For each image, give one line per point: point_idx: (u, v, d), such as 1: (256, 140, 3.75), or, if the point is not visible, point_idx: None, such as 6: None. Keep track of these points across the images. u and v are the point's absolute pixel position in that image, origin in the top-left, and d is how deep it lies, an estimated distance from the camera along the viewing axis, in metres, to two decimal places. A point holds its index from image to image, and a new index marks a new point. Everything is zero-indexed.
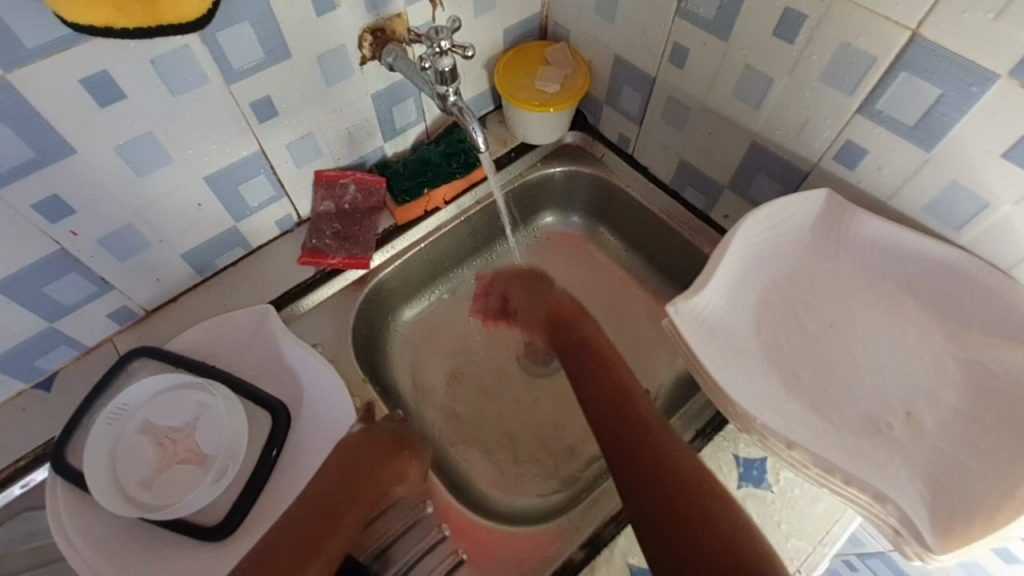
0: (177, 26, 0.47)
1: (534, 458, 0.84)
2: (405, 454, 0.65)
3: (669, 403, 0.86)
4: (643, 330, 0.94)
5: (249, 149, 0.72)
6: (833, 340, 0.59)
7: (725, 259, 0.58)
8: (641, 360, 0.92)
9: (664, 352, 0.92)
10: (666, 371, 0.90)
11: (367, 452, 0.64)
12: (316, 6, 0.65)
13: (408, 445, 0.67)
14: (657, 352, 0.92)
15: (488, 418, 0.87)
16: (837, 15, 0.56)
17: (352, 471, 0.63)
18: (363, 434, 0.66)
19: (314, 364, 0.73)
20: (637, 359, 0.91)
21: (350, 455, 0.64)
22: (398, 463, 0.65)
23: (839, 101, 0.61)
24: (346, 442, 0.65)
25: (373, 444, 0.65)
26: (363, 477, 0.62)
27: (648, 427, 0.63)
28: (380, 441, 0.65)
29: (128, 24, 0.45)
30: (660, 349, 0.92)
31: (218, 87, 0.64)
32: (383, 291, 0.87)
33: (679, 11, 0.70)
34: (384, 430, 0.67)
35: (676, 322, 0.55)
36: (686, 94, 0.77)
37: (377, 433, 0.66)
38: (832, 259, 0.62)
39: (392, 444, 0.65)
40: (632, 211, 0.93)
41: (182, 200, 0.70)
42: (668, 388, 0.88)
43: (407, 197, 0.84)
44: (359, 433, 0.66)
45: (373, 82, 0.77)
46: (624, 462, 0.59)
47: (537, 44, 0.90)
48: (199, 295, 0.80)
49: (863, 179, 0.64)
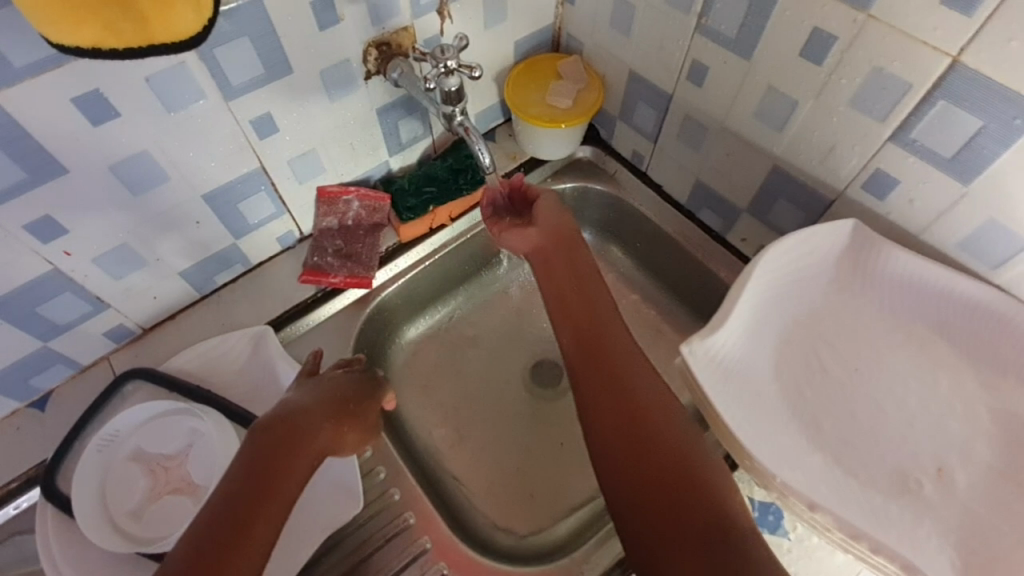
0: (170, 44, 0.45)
1: (536, 483, 0.81)
2: (349, 410, 0.62)
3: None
4: (658, 355, 0.91)
5: (249, 166, 0.69)
6: (859, 386, 0.55)
7: (746, 294, 0.54)
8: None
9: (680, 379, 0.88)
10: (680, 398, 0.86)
11: (310, 408, 0.60)
12: (318, 20, 0.62)
13: (353, 400, 0.63)
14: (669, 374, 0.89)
15: (489, 443, 0.84)
16: (870, 37, 0.52)
17: (292, 425, 0.57)
18: (301, 398, 0.61)
19: None
20: None
21: (287, 413, 0.58)
22: (339, 418, 0.61)
23: (869, 126, 0.57)
24: (282, 406, 0.59)
25: (312, 402, 0.61)
26: (295, 434, 0.56)
27: (617, 364, 0.61)
28: (319, 399, 0.61)
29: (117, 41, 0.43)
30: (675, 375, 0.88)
31: (216, 105, 0.61)
32: (385, 310, 0.85)
33: (699, 28, 0.67)
34: (329, 392, 0.63)
35: (690, 364, 0.51)
36: (705, 113, 0.74)
37: (314, 392, 0.63)
38: (858, 295, 0.58)
39: (330, 400, 0.62)
40: (645, 229, 0.90)
41: (178, 217, 0.68)
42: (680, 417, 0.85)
43: (412, 215, 0.82)
44: (298, 397, 0.61)
45: (379, 97, 0.75)
46: (603, 400, 0.59)
47: (549, 56, 0.87)
48: (197, 312, 0.78)
49: (893, 211, 0.60)
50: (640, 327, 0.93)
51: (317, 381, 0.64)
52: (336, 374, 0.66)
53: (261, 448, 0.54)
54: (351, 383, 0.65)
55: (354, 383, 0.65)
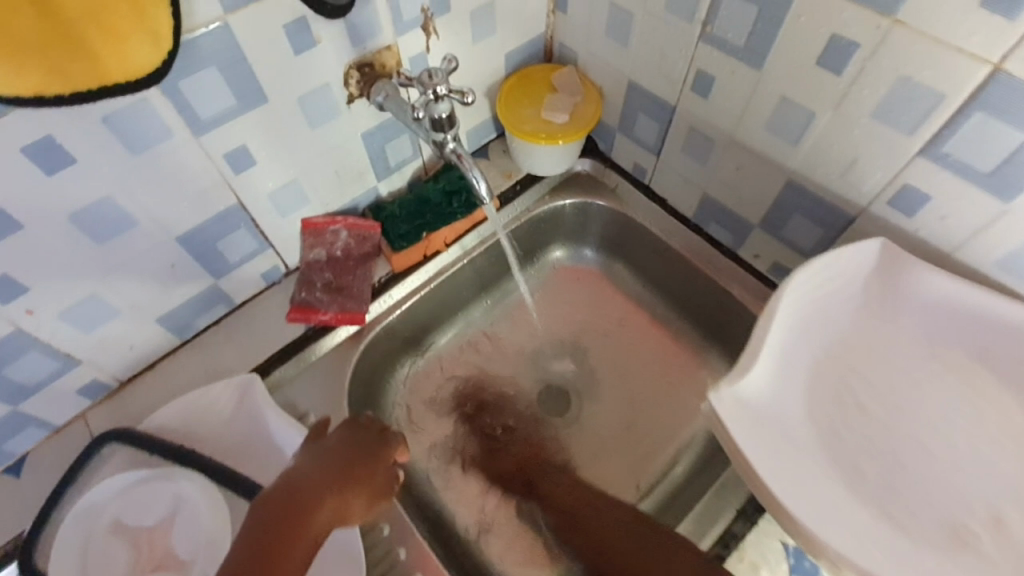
0: (128, 82, 0.44)
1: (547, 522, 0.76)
2: (356, 477, 0.57)
3: (702, 458, 0.79)
4: (669, 378, 0.87)
5: (226, 203, 0.64)
6: (900, 424, 0.50)
7: (773, 332, 0.50)
8: (666, 416, 0.84)
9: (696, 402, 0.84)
10: (694, 424, 0.83)
11: (315, 474, 0.55)
12: (293, 45, 0.57)
13: (359, 463, 0.59)
14: (683, 394, 0.85)
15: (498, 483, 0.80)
16: (895, 45, 0.48)
17: (297, 494, 0.52)
18: (306, 463, 0.57)
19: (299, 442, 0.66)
20: (657, 409, 0.84)
21: (292, 481, 0.53)
22: (342, 485, 0.56)
23: (895, 140, 0.53)
24: (288, 474, 0.55)
25: (317, 467, 0.56)
26: (301, 505, 0.51)
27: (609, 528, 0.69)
28: (320, 466, 0.56)
29: (74, 78, 0.41)
30: (687, 399, 0.85)
31: (186, 142, 0.56)
32: (381, 345, 0.80)
33: (704, 36, 0.62)
34: (335, 457, 0.58)
35: (717, 409, 0.47)
36: (712, 125, 0.69)
37: (314, 456, 0.58)
38: (890, 321, 0.54)
39: (334, 465, 0.57)
40: (649, 244, 0.86)
41: (153, 264, 0.63)
42: (695, 443, 0.81)
43: (404, 243, 0.77)
44: (303, 463, 0.57)
45: (364, 121, 0.70)
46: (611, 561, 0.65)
47: (542, 68, 0.83)
48: (178, 360, 0.73)
49: (923, 227, 0.56)
50: (647, 349, 0.89)
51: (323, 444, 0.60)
52: (342, 434, 0.61)
53: (265, 522, 0.49)
54: (357, 445, 0.61)
55: (362, 443, 0.61)
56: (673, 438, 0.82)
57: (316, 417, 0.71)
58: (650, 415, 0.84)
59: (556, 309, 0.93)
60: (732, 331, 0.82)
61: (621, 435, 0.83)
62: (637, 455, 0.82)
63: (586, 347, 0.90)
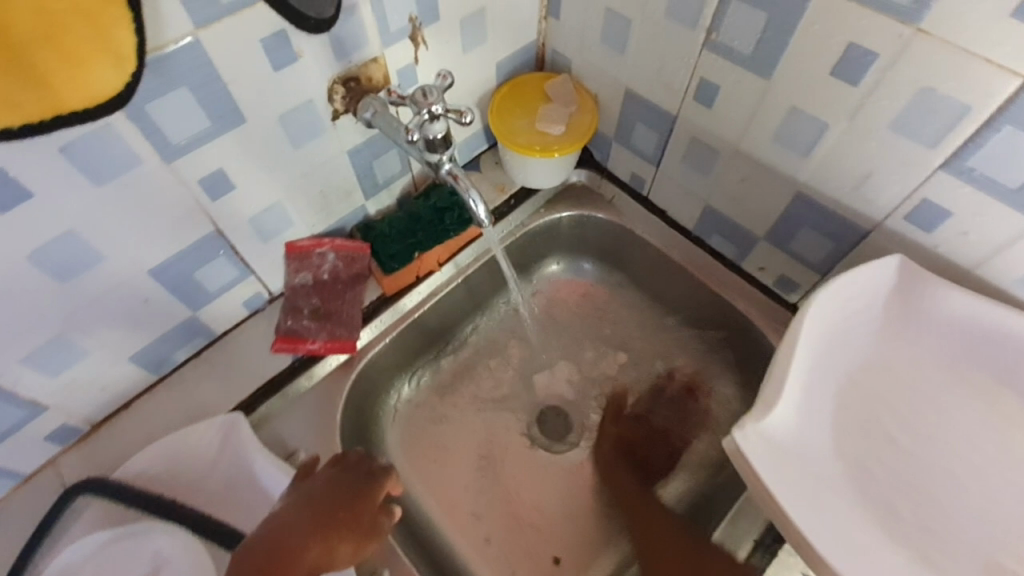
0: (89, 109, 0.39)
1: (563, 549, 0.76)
2: (343, 520, 0.53)
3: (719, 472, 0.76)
4: (678, 392, 0.83)
5: (202, 232, 0.59)
6: (930, 457, 0.49)
7: (796, 362, 0.48)
8: (677, 431, 0.81)
9: (709, 413, 0.81)
10: (707, 439, 0.80)
11: (296, 522, 0.51)
12: (272, 60, 0.53)
13: (343, 507, 0.54)
14: (695, 407, 0.82)
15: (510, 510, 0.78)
16: (918, 54, 0.46)
17: (274, 549, 0.48)
18: (290, 507, 0.53)
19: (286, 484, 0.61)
20: (668, 426, 0.81)
21: (271, 532, 0.50)
22: (328, 532, 0.52)
23: (914, 153, 0.51)
24: (270, 520, 0.52)
25: (300, 511, 0.52)
26: (278, 561, 0.48)
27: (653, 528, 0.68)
28: (304, 510, 0.53)
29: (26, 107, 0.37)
30: (697, 414, 0.82)
31: (156, 169, 0.52)
32: (374, 372, 0.76)
33: (708, 44, 0.59)
34: (321, 498, 0.54)
35: (742, 447, 0.45)
36: (716, 136, 0.66)
37: (297, 500, 0.54)
38: (911, 342, 0.52)
39: (316, 512, 0.53)
40: (649, 257, 0.83)
41: (124, 299, 0.58)
42: (710, 457, 0.78)
43: (395, 264, 0.73)
44: (287, 506, 0.53)
45: (350, 138, 0.66)
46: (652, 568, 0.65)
47: (534, 76, 0.79)
48: (155, 397, 0.68)
49: (942, 243, 0.54)
50: (654, 361, 0.86)
51: (311, 482, 0.56)
52: (331, 471, 0.57)
53: None
54: (347, 482, 0.57)
55: (353, 480, 0.57)
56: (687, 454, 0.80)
57: (307, 455, 0.67)
58: (661, 432, 0.81)
59: (557, 325, 0.90)
60: (743, 349, 0.79)
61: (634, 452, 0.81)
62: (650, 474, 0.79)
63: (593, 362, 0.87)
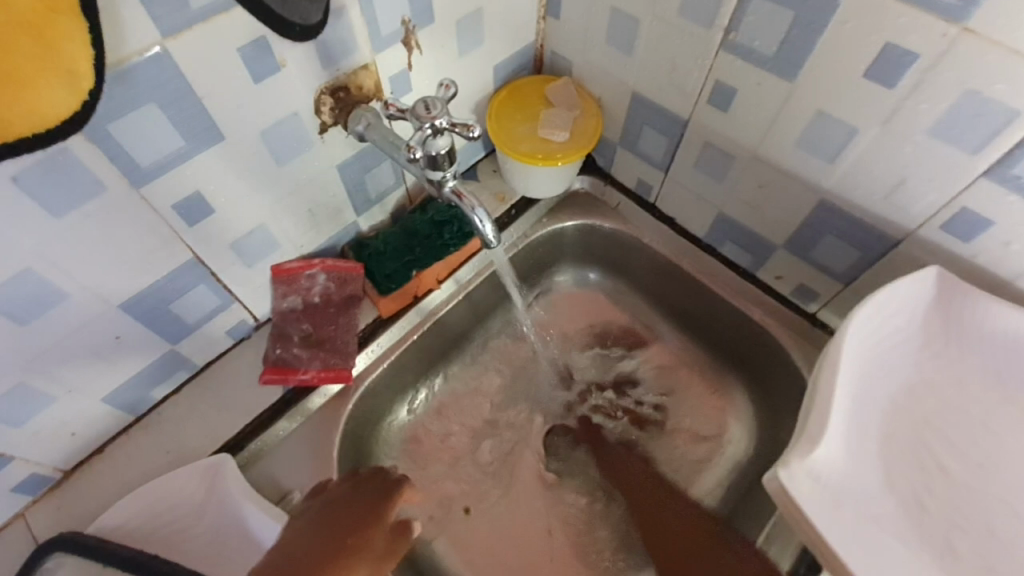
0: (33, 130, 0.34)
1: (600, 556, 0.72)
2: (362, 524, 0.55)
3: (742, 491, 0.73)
4: (692, 392, 0.81)
5: (179, 260, 0.54)
6: (986, 487, 0.45)
7: (838, 390, 0.45)
8: (701, 428, 0.79)
9: (728, 399, 0.79)
10: (729, 428, 0.78)
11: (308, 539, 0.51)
12: (251, 71, 0.47)
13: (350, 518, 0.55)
14: (713, 412, 0.79)
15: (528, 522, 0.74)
16: (962, 55, 0.42)
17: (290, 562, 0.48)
18: (299, 529, 0.54)
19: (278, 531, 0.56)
20: (683, 428, 0.79)
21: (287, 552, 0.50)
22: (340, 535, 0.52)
23: (953, 159, 0.47)
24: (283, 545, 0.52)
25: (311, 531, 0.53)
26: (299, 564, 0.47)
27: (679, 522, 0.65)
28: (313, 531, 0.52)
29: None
30: (713, 404, 0.80)
31: (124, 195, 0.46)
32: (372, 399, 0.71)
33: (725, 44, 0.55)
34: (332, 510, 0.56)
35: (789, 488, 0.41)
36: (732, 141, 0.62)
37: (309, 521, 0.55)
38: (954, 360, 0.49)
39: (322, 533, 0.52)
40: (658, 265, 0.79)
41: (94, 337, 0.52)
42: (743, 449, 0.76)
43: (392, 284, 0.68)
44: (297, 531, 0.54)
45: (339, 151, 0.60)
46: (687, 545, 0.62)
47: (533, 80, 0.74)
48: (133, 439, 0.62)
49: (982, 253, 0.51)
50: (666, 375, 0.82)
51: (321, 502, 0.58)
52: (342, 489, 0.60)
53: None
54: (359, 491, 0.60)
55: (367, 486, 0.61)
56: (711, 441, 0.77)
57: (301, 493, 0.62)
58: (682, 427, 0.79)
59: (564, 338, 0.85)
60: (764, 363, 0.75)
61: (655, 455, 0.78)
62: (678, 473, 0.76)
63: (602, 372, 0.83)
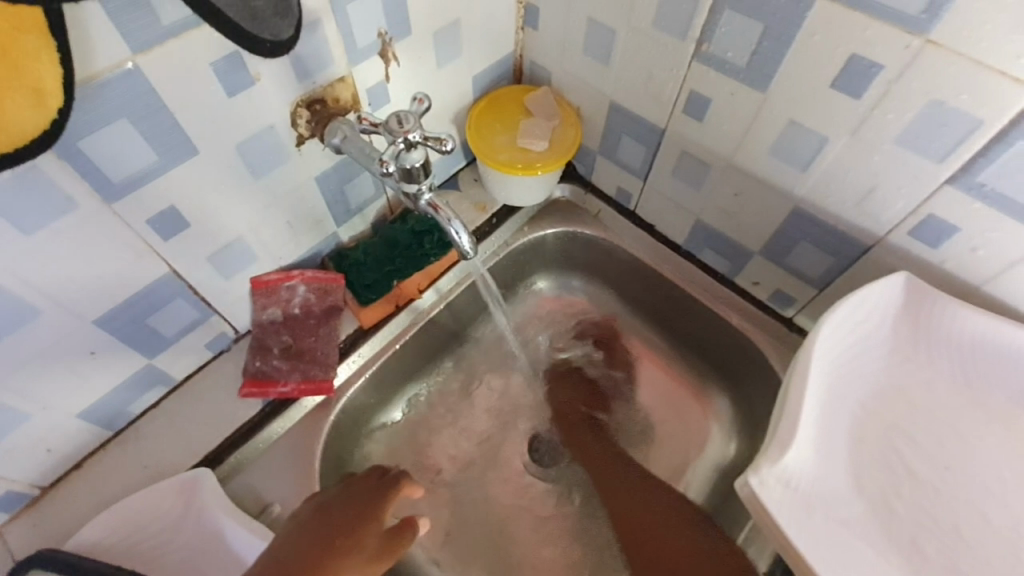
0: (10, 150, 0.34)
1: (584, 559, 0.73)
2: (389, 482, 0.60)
3: (721, 495, 0.74)
4: (676, 398, 0.82)
5: (155, 274, 0.54)
6: (954, 490, 0.46)
7: (808, 395, 0.46)
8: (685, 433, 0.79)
9: (711, 408, 0.80)
10: (712, 437, 0.78)
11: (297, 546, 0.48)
12: (225, 84, 0.47)
13: (352, 521, 0.52)
14: (696, 418, 0.80)
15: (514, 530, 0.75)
16: (925, 68, 0.43)
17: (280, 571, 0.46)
18: (288, 535, 0.50)
19: (258, 545, 0.56)
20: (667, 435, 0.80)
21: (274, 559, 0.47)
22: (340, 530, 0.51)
23: (920, 168, 0.48)
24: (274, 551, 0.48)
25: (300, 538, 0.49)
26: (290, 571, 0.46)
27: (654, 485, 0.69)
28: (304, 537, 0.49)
29: None
30: (697, 412, 0.80)
31: (96, 210, 0.46)
32: (353, 411, 0.71)
33: (699, 55, 0.56)
34: (330, 505, 0.53)
35: (761, 495, 0.42)
36: (707, 149, 0.63)
37: (300, 522, 0.52)
38: (924, 365, 0.50)
39: (314, 536, 0.50)
40: (639, 272, 0.80)
41: (68, 353, 0.51)
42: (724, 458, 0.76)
43: (373, 295, 0.68)
44: (289, 532, 0.50)
45: (317, 163, 0.60)
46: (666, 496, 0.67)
47: (512, 89, 0.75)
48: (111, 455, 0.62)
49: (949, 259, 0.52)
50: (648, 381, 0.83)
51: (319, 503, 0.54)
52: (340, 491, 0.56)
53: None
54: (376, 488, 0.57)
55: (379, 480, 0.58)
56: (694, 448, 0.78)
57: (281, 506, 0.61)
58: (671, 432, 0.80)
59: (546, 346, 0.86)
60: (742, 369, 0.76)
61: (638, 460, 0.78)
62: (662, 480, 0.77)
63: (585, 378, 0.84)
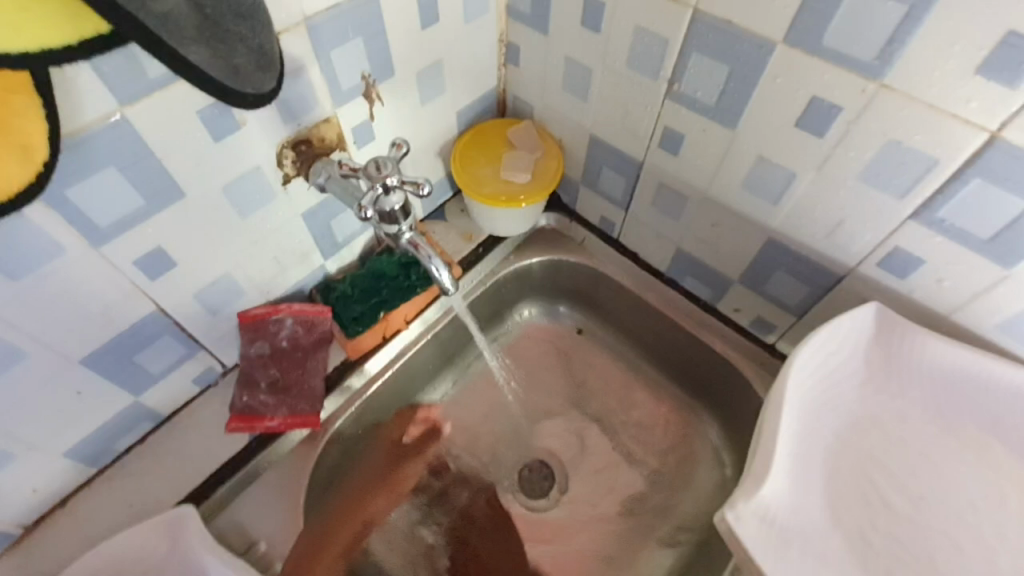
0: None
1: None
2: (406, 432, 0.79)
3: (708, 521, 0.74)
4: (664, 422, 0.82)
5: (141, 313, 0.54)
6: (927, 519, 0.47)
7: (783, 428, 0.46)
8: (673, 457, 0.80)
9: (699, 433, 0.80)
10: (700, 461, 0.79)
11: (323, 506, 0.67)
12: (211, 131, 0.49)
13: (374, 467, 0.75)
14: (684, 443, 0.80)
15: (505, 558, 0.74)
16: (881, 110, 0.45)
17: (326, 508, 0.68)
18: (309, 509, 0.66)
19: None
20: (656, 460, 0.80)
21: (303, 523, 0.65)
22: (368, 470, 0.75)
23: (884, 203, 0.50)
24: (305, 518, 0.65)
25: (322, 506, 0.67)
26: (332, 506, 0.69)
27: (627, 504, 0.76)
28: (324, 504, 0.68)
29: None
30: (685, 437, 0.81)
31: (83, 254, 0.47)
32: (342, 445, 0.71)
33: (671, 94, 0.58)
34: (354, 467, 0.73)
35: (737, 530, 0.42)
36: (683, 182, 0.65)
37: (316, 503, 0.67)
38: (895, 393, 0.51)
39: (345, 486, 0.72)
40: (623, 299, 0.81)
41: (53, 393, 0.52)
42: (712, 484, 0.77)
43: (360, 327, 0.69)
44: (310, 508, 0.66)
45: (303, 200, 0.62)
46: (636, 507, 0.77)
47: (495, 123, 0.77)
48: (96, 492, 0.62)
49: (918, 289, 0.53)
50: (636, 405, 0.84)
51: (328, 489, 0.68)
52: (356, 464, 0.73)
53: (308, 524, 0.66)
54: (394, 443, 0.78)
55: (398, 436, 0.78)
56: (683, 473, 0.78)
57: (266, 543, 0.61)
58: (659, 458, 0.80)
59: (535, 373, 0.86)
60: (727, 394, 0.77)
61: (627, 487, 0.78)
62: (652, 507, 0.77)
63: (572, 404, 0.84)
